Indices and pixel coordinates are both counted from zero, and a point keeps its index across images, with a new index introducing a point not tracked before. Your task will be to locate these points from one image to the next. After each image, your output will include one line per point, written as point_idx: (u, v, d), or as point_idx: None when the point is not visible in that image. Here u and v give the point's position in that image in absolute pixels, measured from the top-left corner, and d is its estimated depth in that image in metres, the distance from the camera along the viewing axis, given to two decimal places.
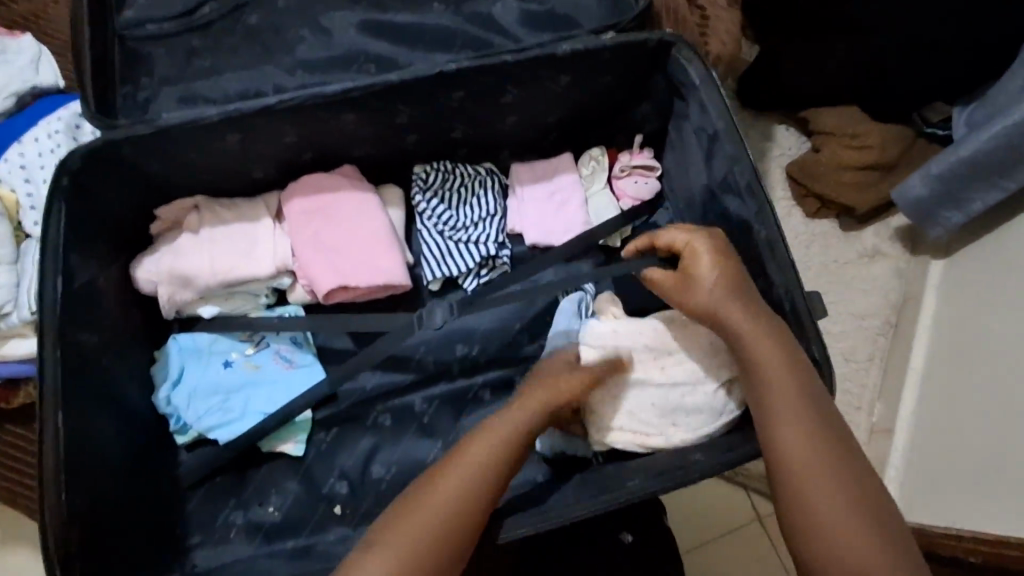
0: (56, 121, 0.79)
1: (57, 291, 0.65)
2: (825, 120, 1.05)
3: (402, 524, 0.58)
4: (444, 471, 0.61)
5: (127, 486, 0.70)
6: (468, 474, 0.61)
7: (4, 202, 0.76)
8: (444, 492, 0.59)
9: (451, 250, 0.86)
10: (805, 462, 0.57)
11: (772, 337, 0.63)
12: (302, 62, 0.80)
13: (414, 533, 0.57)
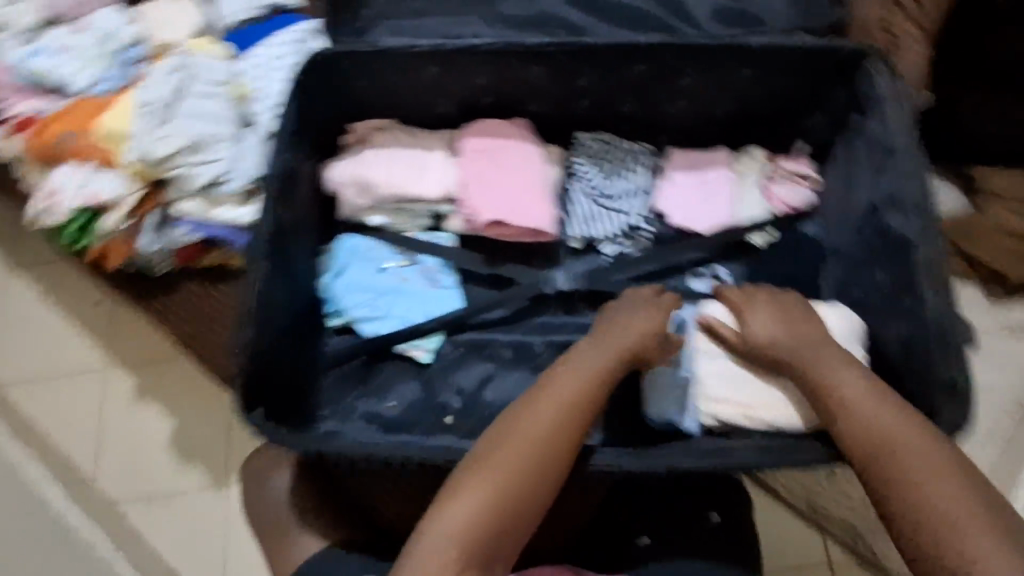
0: (294, 32, 0.91)
1: (280, 166, 0.77)
2: (996, 181, 0.96)
3: (499, 452, 0.62)
4: (534, 407, 0.64)
5: (289, 347, 0.80)
6: (558, 411, 0.64)
7: (238, 89, 0.88)
8: (525, 439, 0.62)
9: (597, 215, 0.91)
10: (893, 451, 0.58)
11: (834, 367, 0.65)
12: (502, 17, 0.89)
13: (514, 464, 0.61)
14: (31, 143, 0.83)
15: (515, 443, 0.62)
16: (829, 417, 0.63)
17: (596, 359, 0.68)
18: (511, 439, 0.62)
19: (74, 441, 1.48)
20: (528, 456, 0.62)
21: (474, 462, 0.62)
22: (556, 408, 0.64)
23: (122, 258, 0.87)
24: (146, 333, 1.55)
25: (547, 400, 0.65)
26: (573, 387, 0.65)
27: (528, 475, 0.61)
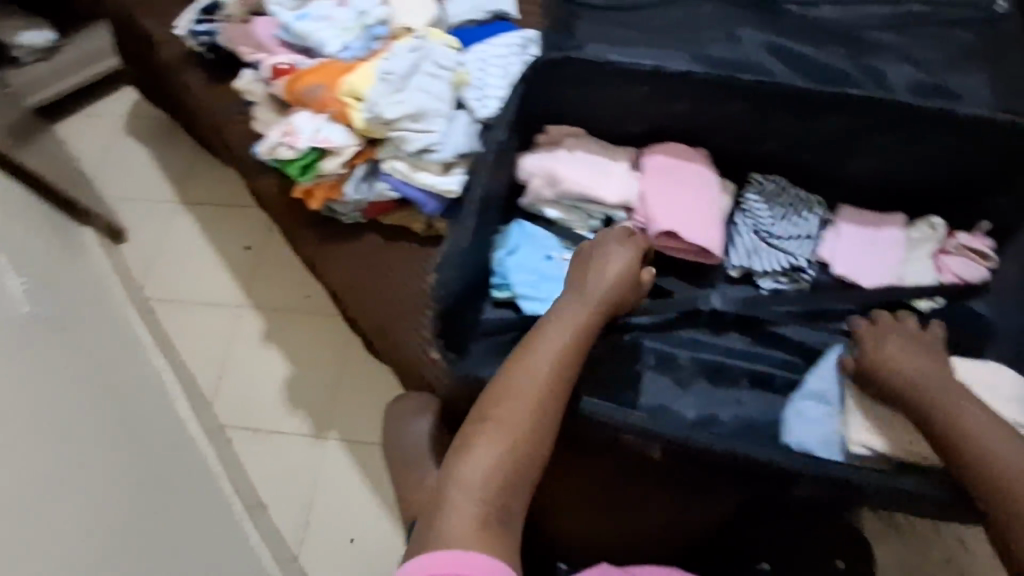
0: (517, 37, 1.01)
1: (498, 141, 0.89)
2: None
3: (509, 394, 0.71)
4: (535, 352, 0.74)
5: (462, 301, 0.88)
6: (554, 358, 0.74)
7: (459, 76, 0.98)
8: (520, 397, 0.71)
9: (761, 250, 0.94)
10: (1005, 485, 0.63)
11: (903, 357, 0.78)
12: (709, 56, 0.97)
13: (522, 399, 0.71)
14: (286, 88, 0.96)
15: (517, 399, 0.71)
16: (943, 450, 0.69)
17: (577, 314, 0.79)
18: (515, 382, 0.72)
19: (200, 365, 1.60)
20: (534, 396, 0.71)
21: (489, 406, 0.71)
22: (553, 356, 0.74)
23: (325, 199, 0.99)
24: (282, 283, 1.68)
25: (545, 351, 0.75)
26: (563, 337, 0.76)
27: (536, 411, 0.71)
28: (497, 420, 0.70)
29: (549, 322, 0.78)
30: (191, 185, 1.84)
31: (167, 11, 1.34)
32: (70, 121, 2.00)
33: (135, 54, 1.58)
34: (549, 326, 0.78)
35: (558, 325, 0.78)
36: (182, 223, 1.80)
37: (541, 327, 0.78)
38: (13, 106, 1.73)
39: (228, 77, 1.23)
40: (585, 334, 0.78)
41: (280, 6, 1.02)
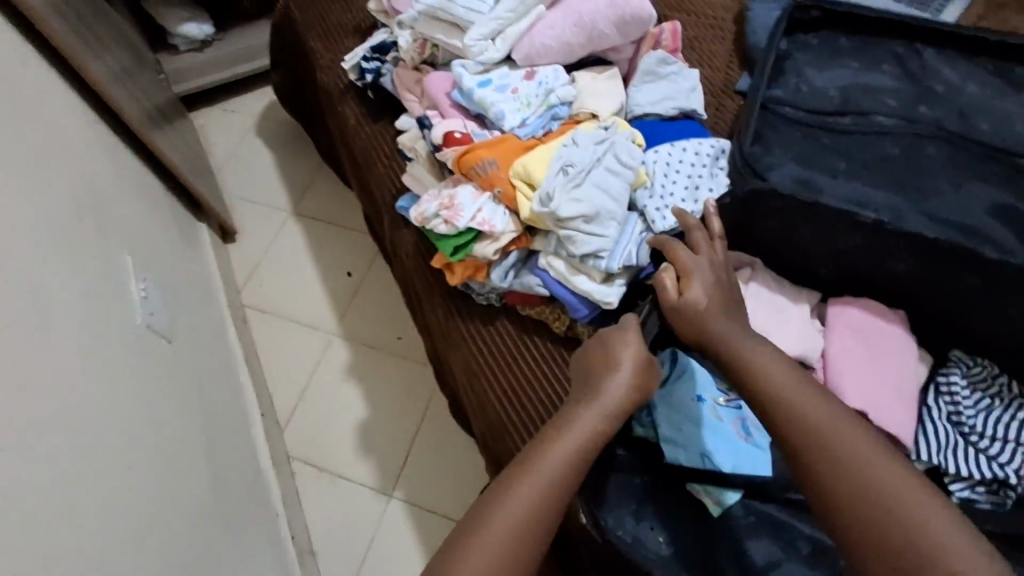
0: (708, 145, 0.92)
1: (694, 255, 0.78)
2: None
3: (496, 504, 0.66)
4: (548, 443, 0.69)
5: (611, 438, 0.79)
6: (554, 468, 0.67)
7: (639, 176, 0.89)
8: (526, 493, 0.66)
9: (958, 448, 0.79)
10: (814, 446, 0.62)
11: (791, 390, 0.65)
12: (930, 212, 0.88)
13: (528, 496, 0.66)
14: (454, 158, 0.90)
15: (523, 497, 0.66)
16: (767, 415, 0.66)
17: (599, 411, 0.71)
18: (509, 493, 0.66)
19: (280, 385, 1.56)
20: (525, 513, 0.65)
21: (485, 502, 0.67)
22: (559, 462, 0.68)
23: (464, 276, 0.92)
24: (377, 318, 1.63)
25: (547, 459, 0.68)
26: (573, 440, 0.69)
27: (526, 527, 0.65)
28: (485, 537, 0.64)
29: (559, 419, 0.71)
30: (308, 197, 1.84)
31: (334, 38, 1.33)
32: (207, 112, 2.04)
33: (287, 66, 1.59)
34: (556, 423, 0.71)
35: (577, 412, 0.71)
36: (291, 234, 1.78)
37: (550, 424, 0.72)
38: (162, 92, 1.78)
39: (383, 117, 1.20)
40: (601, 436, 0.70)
41: (464, 67, 0.95)
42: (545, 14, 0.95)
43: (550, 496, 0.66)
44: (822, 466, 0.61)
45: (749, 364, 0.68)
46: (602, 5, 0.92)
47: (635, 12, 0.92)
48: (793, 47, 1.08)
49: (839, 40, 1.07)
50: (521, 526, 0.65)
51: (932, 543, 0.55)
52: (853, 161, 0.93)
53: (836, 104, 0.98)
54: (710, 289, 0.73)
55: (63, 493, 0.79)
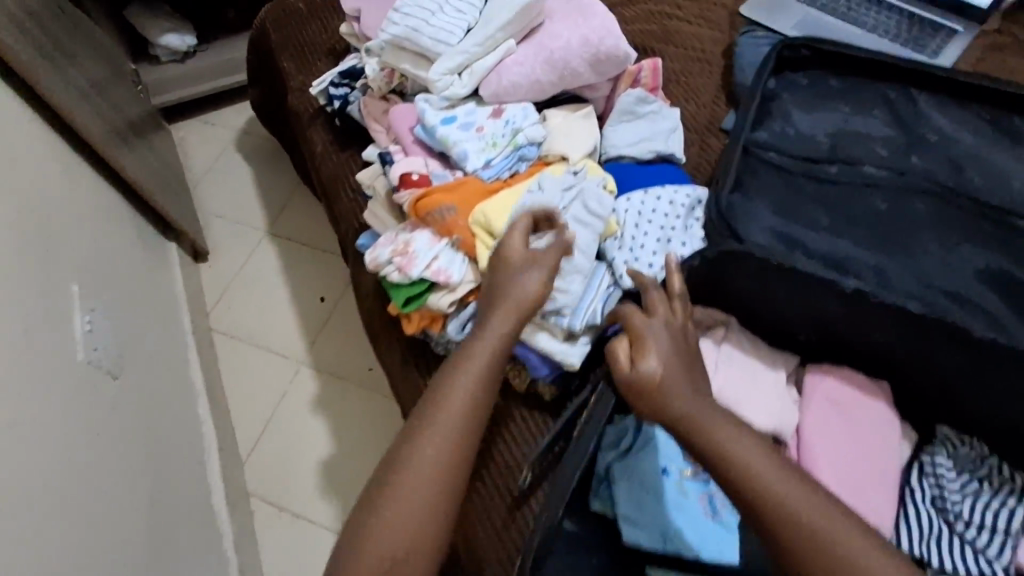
0: (685, 194, 0.86)
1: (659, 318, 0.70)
2: None
3: (379, 510, 0.66)
4: (430, 411, 0.70)
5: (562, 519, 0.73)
6: (432, 462, 0.68)
7: (608, 225, 0.83)
8: (417, 467, 0.67)
9: (941, 538, 0.72)
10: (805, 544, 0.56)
11: (772, 476, 0.59)
12: (920, 273, 0.82)
13: (423, 470, 0.67)
14: (410, 201, 0.84)
15: (415, 468, 0.67)
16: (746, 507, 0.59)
17: (462, 386, 0.71)
18: (393, 488, 0.67)
19: (244, 416, 1.50)
20: (425, 486, 0.67)
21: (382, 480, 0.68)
22: (433, 454, 0.68)
23: (419, 326, 0.86)
24: (348, 347, 1.56)
25: (434, 425, 0.69)
26: (455, 407, 0.70)
27: (416, 528, 0.65)
28: (374, 549, 0.65)
29: (429, 407, 0.71)
30: (285, 217, 1.78)
31: (306, 60, 1.27)
32: (187, 124, 1.98)
33: (263, 83, 1.53)
34: (428, 410, 0.70)
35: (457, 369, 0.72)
36: (265, 255, 1.72)
37: (423, 411, 0.71)
38: (138, 105, 1.72)
39: (351, 146, 1.14)
40: (472, 414, 0.70)
41: (427, 103, 0.90)
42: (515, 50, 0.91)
43: (438, 491, 0.67)
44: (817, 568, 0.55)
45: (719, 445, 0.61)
46: (574, 43, 0.87)
47: (609, 51, 0.87)
48: (781, 86, 1.02)
49: (829, 81, 1.01)
50: (423, 499, 0.66)
51: None
52: (836, 216, 0.87)
53: (823, 152, 0.92)
54: (667, 357, 0.65)
55: None
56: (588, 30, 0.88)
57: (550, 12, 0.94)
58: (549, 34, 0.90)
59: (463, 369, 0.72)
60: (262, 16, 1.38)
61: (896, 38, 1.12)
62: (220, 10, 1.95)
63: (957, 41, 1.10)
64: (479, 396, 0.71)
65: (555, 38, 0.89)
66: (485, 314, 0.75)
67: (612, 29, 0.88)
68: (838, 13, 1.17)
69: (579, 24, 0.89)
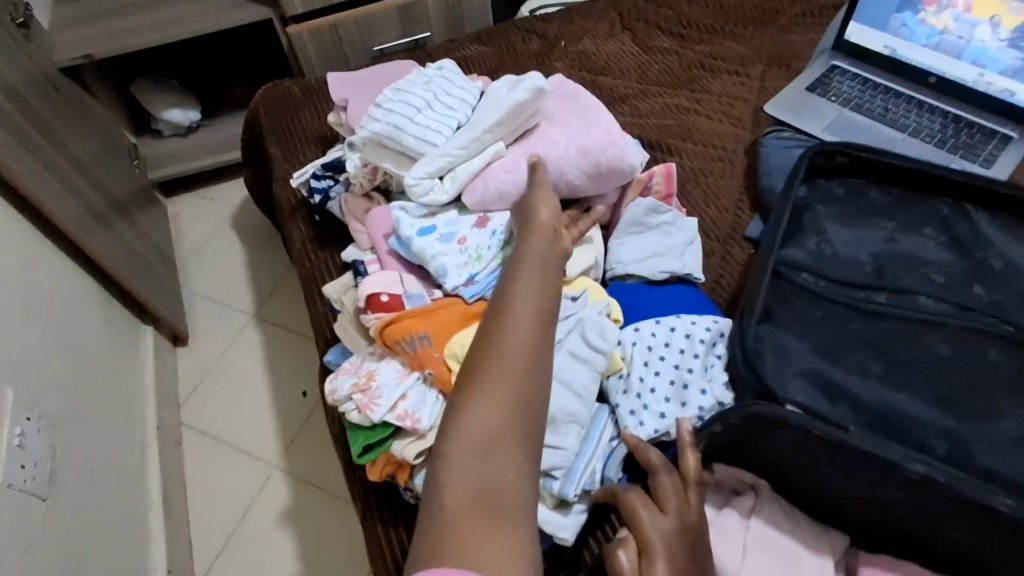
0: (703, 327, 0.74)
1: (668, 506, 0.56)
2: None
3: (460, 424, 0.56)
4: (490, 343, 0.60)
5: None
6: (511, 372, 0.58)
7: (611, 361, 0.69)
8: (489, 405, 0.56)
9: None
10: None
11: None
12: (997, 442, 0.66)
13: (495, 403, 0.56)
14: (377, 325, 0.72)
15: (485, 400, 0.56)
16: None
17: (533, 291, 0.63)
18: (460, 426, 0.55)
19: (204, 527, 1.34)
20: (499, 419, 0.56)
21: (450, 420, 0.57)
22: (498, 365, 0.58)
23: (380, 474, 0.71)
24: (325, 451, 1.41)
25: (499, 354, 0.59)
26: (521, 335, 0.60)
27: (496, 446, 0.55)
28: (457, 453, 0.54)
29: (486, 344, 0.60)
30: (273, 301, 1.67)
31: (295, 147, 1.20)
32: (184, 198, 1.92)
33: (255, 164, 1.46)
34: (491, 326, 0.61)
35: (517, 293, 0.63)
36: (247, 342, 1.61)
37: (484, 339, 0.61)
38: (130, 181, 1.66)
39: (331, 243, 1.04)
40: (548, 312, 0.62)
41: (403, 210, 0.80)
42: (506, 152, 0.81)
43: (519, 397, 0.57)
44: None
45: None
46: (571, 153, 0.79)
47: (611, 163, 0.79)
48: (813, 196, 0.91)
49: (869, 193, 0.90)
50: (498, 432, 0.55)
51: None
52: (887, 363, 0.73)
53: (867, 278, 0.79)
54: (679, 573, 0.52)
55: None
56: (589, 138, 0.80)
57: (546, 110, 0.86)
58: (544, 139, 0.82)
59: (527, 283, 0.64)
60: (257, 98, 1.31)
61: (940, 145, 1.01)
62: (228, 86, 1.92)
63: (1011, 150, 0.99)
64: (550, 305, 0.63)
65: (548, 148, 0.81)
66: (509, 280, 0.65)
67: (615, 139, 0.80)
68: (874, 114, 1.07)
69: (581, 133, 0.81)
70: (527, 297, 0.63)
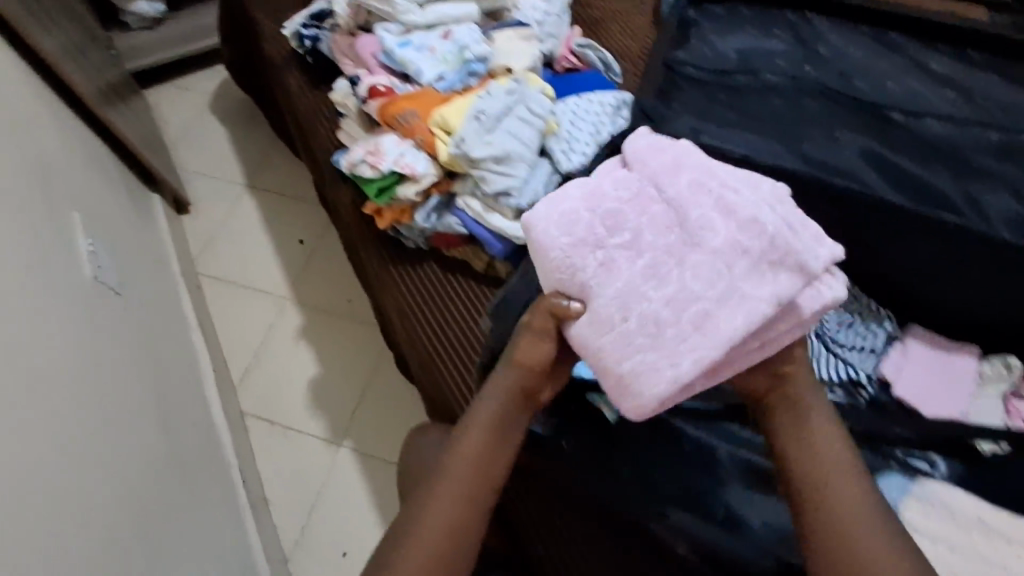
0: (612, 97, 1.03)
1: None
2: None
3: (405, 542, 0.70)
4: (440, 477, 0.73)
5: None
6: (449, 503, 0.72)
7: (548, 125, 0.98)
8: (429, 526, 0.70)
9: (822, 356, 0.88)
10: (840, 529, 0.63)
11: (840, 460, 0.67)
12: None
13: (435, 528, 0.70)
14: (378, 110, 0.99)
15: (426, 524, 0.70)
16: (815, 478, 0.66)
17: (478, 429, 0.75)
18: (405, 543, 0.70)
19: (234, 348, 1.62)
20: (435, 545, 0.69)
21: (393, 539, 0.71)
22: (431, 526, 0.70)
23: (392, 221, 1.01)
24: (329, 285, 1.69)
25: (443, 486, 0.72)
26: (461, 471, 0.73)
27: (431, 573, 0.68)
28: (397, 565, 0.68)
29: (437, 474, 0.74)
30: (264, 172, 1.89)
31: (277, 10, 1.40)
32: (163, 90, 2.06)
33: (236, 41, 1.64)
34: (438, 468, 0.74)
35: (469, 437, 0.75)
36: (244, 206, 1.84)
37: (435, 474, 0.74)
38: (115, 67, 1.81)
39: (322, 83, 1.27)
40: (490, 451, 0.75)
41: (387, 32, 1.07)
42: (576, 249, 0.68)
43: (457, 520, 0.71)
44: (830, 523, 0.63)
45: (828, 505, 0.64)
46: (597, 322, 0.68)
47: (606, 369, 0.69)
48: (699, 15, 1.18)
49: (740, 10, 1.18)
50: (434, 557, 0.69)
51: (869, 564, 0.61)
52: (741, 117, 1.03)
53: (731, 65, 1.09)
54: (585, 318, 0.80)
55: (26, 397, 0.86)
56: (638, 340, 0.67)
57: (673, 272, 0.67)
58: (616, 308, 0.67)
59: (474, 420, 0.75)
60: None
61: None
62: None
63: None
64: (495, 440, 0.75)
65: (597, 324, 0.68)
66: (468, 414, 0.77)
67: (627, 374, 0.67)
68: None
69: (643, 343, 0.67)
70: (470, 452, 0.74)
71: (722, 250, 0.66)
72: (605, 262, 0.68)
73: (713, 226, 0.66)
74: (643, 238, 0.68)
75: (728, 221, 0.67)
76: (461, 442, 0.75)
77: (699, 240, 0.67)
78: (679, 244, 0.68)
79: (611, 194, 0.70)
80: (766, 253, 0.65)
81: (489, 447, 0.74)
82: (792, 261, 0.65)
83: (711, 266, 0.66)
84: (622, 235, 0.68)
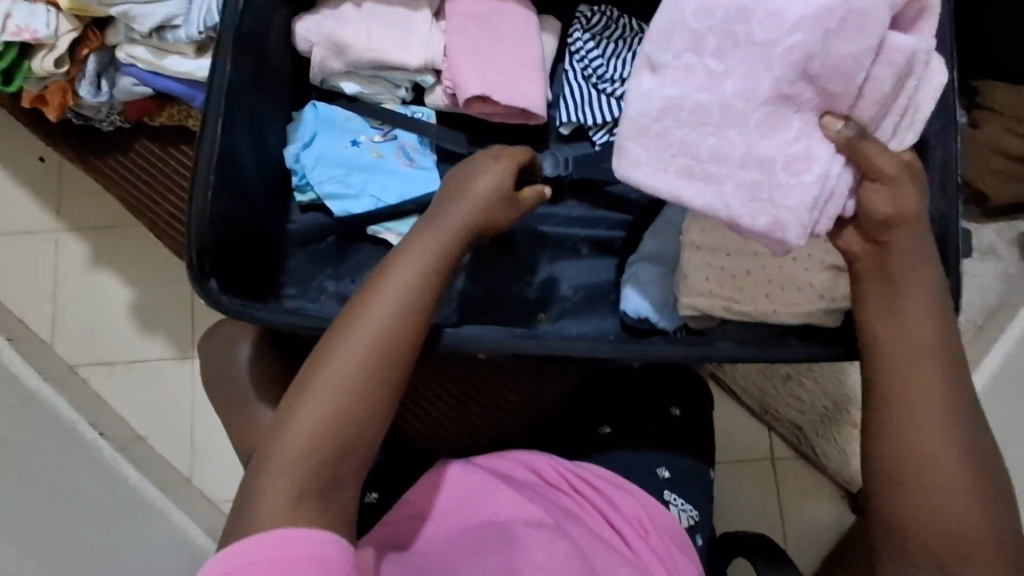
0: None
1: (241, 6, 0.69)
2: (994, 97, 0.95)
3: (317, 391, 0.57)
4: (362, 310, 0.59)
5: (268, 207, 0.78)
6: (371, 345, 0.58)
7: None
8: (342, 366, 0.57)
9: (591, 98, 0.83)
10: (904, 414, 0.58)
11: (928, 346, 0.59)
12: None
13: (351, 369, 0.58)
14: None
15: (344, 363, 0.58)
16: (888, 360, 0.60)
17: (413, 264, 0.61)
18: (317, 389, 0.57)
19: (26, 305, 1.41)
20: (352, 388, 0.57)
21: (302, 383, 0.58)
22: (359, 357, 0.58)
23: (63, 108, 0.79)
24: (97, 197, 1.43)
25: (366, 323, 0.59)
26: (388, 305, 0.59)
27: (341, 424, 0.57)
28: (308, 416, 0.56)
29: (359, 309, 0.59)
30: None
31: None
32: None
33: None
34: (361, 297, 0.60)
35: (404, 270, 0.60)
36: None
37: (357, 301, 0.60)
38: None
39: None
40: (423, 288, 0.60)
41: None
42: (700, 29, 0.61)
43: (378, 365, 0.58)
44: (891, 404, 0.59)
45: (899, 380, 0.59)
46: (641, 100, 0.63)
47: (631, 137, 0.64)
48: None
49: None
50: (353, 402, 0.57)
51: (921, 449, 0.57)
52: None
53: None
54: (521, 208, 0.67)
55: None
56: (694, 143, 0.62)
57: (724, 124, 0.61)
58: (677, 119, 0.62)
59: (414, 252, 0.61)
60: None
61: None
62: None
63: None
64: (437, 278, 0.61)
65: (647, 105, 0.63)
66: (412, 234, 0.63)
67: (639, 144, 0.63)
68: None
69: (657, 158, 0.63)
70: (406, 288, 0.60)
71: (787, 134, 0.60)
72: (732, 31, 0.60)
73: (790, 121, 0.60)
74: (733, 62, 0.60)
75: (808, 147, 0.60)
76: (396, 274, 0.60)
77: (756, 121, 0.60)
78: (763, 113, 0.60)
79: (842, 9, 0.58)
80: (775, 189, 0.60)
81: (426, 285, 0.60)
82: (785, 205, 0.60)
83: (749, 117, 0.60)
84: (770, 56, 0.59)
